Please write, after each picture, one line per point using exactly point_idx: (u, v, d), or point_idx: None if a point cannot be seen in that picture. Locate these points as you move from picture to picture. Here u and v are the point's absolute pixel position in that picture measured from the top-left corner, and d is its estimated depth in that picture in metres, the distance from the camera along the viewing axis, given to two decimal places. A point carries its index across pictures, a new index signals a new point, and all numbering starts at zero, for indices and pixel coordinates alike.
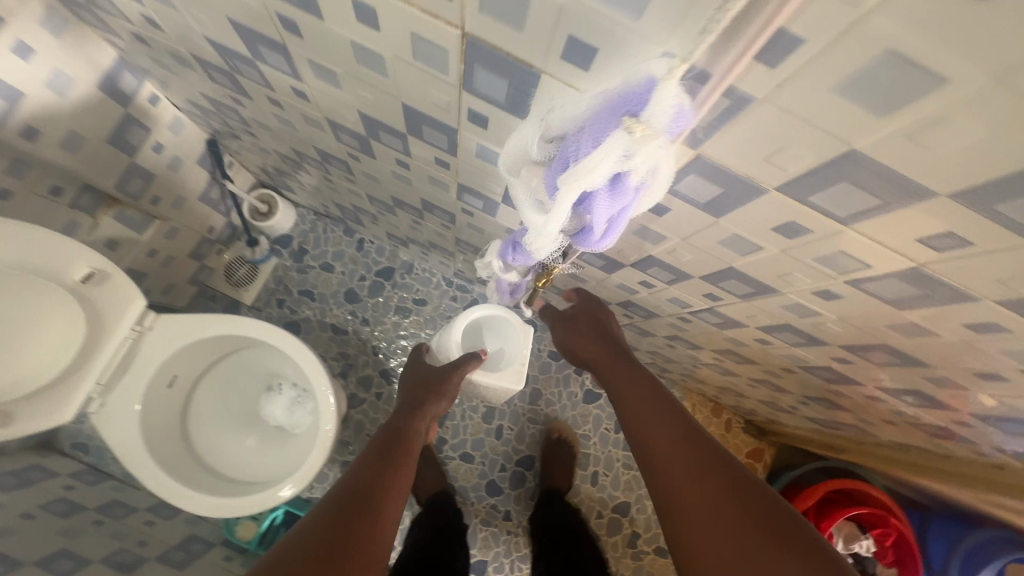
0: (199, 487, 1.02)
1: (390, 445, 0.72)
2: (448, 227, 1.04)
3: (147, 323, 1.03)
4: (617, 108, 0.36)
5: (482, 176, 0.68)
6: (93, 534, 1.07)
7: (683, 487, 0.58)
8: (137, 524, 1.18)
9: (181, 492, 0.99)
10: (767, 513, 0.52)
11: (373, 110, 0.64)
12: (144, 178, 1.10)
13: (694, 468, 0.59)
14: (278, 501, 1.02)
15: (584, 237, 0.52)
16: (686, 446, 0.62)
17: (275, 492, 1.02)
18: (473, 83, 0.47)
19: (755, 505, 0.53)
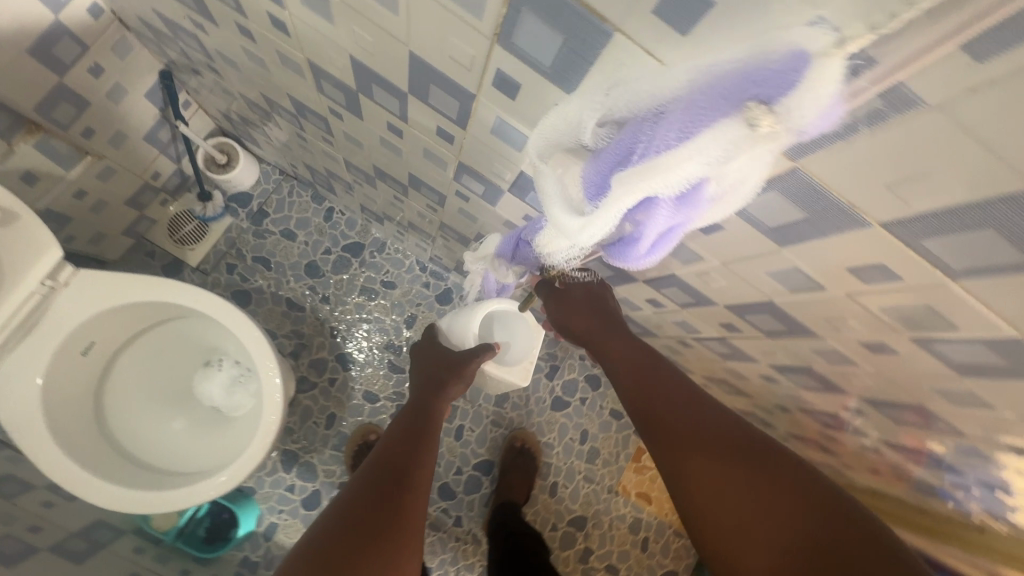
0: (116, 479, 0.88)
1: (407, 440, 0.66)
2: (434, 209, 0.92)
3: (62, 278, 0.87)
4: (734, 92, 0.27)
5: (492, 157, 0.57)
6: None
7: (711, 480, 0.53)
8: (31, 506, 0.97)
9: (93, 486, 0.85)
10: (813, 510, 0.47)
11: (369, 58, 0.52)
12: (77, 105, 0.93)
13: (723, 458, 0.54)
14: (213, 492, 0.89)
15: (624, 244, 0.43)
16: (715, 432, 0.56)
17: (209, 482, 0.90)
18: (512, 36, 0.36)
19: (792, 499, 0.49)
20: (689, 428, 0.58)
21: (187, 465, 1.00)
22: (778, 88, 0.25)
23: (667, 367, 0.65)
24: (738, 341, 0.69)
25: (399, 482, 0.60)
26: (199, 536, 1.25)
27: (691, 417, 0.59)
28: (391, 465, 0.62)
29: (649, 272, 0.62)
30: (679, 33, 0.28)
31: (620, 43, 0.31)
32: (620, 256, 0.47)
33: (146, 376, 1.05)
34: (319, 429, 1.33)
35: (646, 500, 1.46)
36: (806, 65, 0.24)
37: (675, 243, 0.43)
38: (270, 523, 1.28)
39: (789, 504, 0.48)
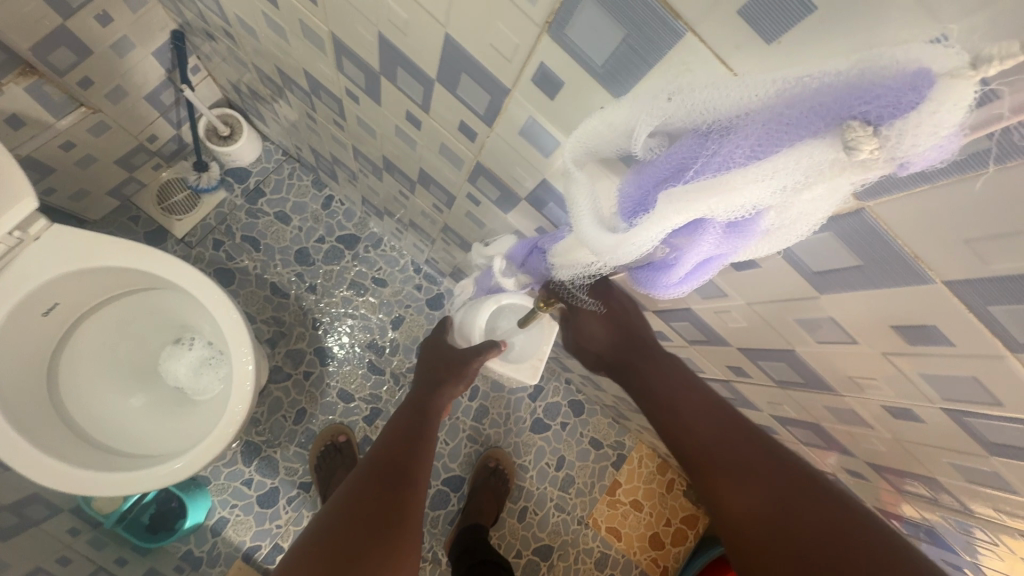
0: (69, 458, 0.82)
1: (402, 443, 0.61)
2: (440, 209, 0.89)
3: (33, 232, 0.81)
4: (833, 108, 0.23)
5: (515, 160, 0.53)
6: None
7: (730, 495, 0.46)
8: None
9: (42, 465, 0.78)
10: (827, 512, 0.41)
11: (399, 37, 0.48)
12: (77, 52, 0.88)
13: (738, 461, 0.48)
14: (170, 477, 0.83)
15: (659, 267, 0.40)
16: (721, 438, 0.49)
17: (167, 465, 0.84)
18: (565, 26, 0.32)
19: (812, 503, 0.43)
20: (698, 440, 0.50)
21: (138, 447, 0.93)
22: (890, 109, 0.22)
23: (673, 371, 0.56)
24: (743, 386, 0.66)
25: (390, 486, 0.55)
26: (143, 523, 1.17)
27: (698, 428, 0.51)
28: (387, 466, 0.57)
29: (663, 302, 0.59)
30: (766, 40, 0.24)
31: (691, 46, 0.27)
32: (644, 282, 0.43)
33: (110, 347, 0.99)
34: (287, 423, 1.27)
35: (615, 536, 1.41)
36: (931, 87, 0.20)
37: (706, 277, 0.39)
38: (220, 517, 1.20)
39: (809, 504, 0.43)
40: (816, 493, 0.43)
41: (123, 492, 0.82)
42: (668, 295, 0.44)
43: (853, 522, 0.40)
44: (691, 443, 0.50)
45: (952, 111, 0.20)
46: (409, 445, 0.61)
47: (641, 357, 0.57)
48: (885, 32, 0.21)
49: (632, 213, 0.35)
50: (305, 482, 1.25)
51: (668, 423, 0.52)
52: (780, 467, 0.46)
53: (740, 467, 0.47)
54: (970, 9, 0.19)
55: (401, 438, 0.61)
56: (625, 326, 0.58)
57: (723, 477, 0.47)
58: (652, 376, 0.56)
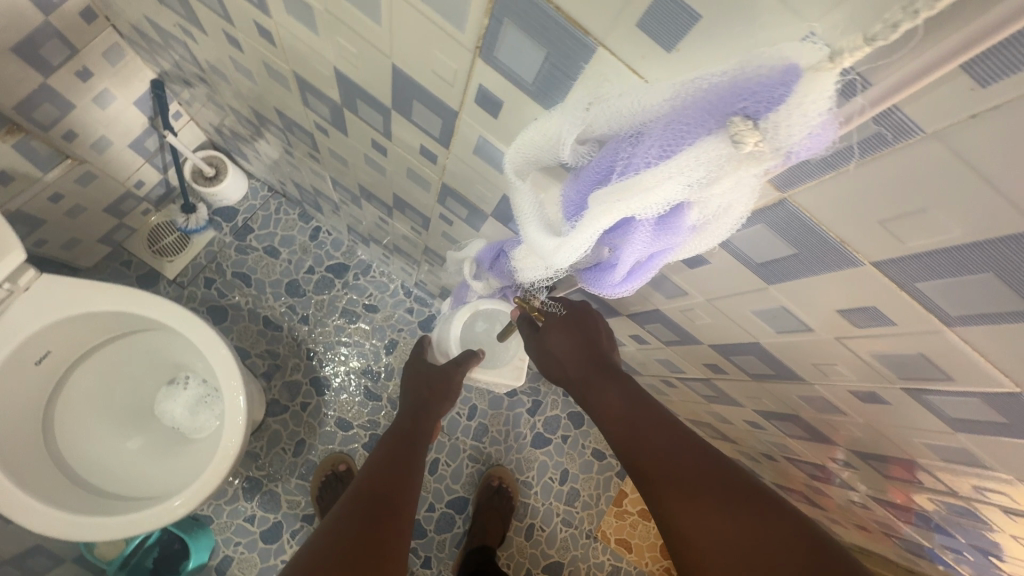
0: (69, 506, 0.82)
1: (389, 472, 0.61)
2: (419, 232, 0.91)
3: (23, 282, 0.83)
4: (718, 106, 0.25)
5: (475, 178, 0.55)
6: None
7: (689, 511, 0.47)
8: None
9: (44, 515, 0.79)
10: (780, 526, 0.43)
11: (354, 72, 0.50)
12: (60, 108, 0.91)
13: (692, 478, 0.48)
14: (168, 517, 0.83)
15: (608, 270, 0.41)
16: (676, 454, 0.50)
17: (165, 504, 0.84)
18: (493, 49, 0.34)
19: (765, 518, 0.44)
20: (655, 456, 0.50)
21: (136, 491, 0.93)
22: (766, 104, 0.24)
23: (631, 386, 0.55)
24: (724, 383, 0.66)
25: (376, 516, 0.55)
26: (146, 568, 1.17)
27: (655, 444, 0.51)
28: (373, 496, 0.57)
29: (629, 303, 0.60)
30: (666, 48, 0.26)
31: (602, 58, 0.29)
32: (594, 283, 0.45)
33: (104, 393, 1.00)
34: (287, 456, 1.27)
35: (625, 547, 1.39)
36: (799, 80, 0.22)
37: (650, 275, 0.41)
38: (224, 555, 1.20)
39: (761, 518, 0.44)
40: (773, 508, 0.45)
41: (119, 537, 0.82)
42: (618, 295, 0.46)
43: (809, 546, 0.42)
44: (648, 460, 0.51)
45: (818, 100, 0.22)
46: (393, 475, 0.61)
47: (604, 370, 0.57)
48: (760, 32, 0.23)
49: (573, 217, 0.37)
50: (308, 514, 1.24)
51: (631, 444, 0.52)
52: (735, 480, 0.47)
53: (694, 483, 0.48)
54: (829, 10, 0.21)
55: (384, 467, 0.62)
56: (590, 339, 0.59)
57: (679, 493, 0.48)
58: (614, 390, 0.56)
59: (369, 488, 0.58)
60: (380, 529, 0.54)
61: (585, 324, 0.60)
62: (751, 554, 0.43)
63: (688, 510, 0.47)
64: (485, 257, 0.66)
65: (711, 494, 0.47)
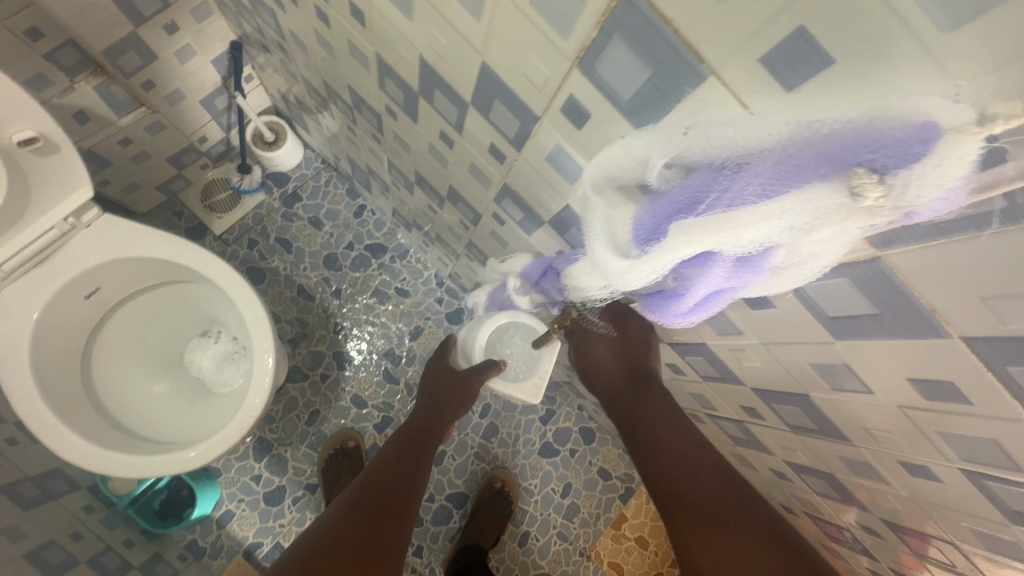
0: (96, 437, 0.85)
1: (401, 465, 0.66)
2: (466, 226, 0.91)
3: (85, 219, 0.86)
4: (841, 155, 0.26)
5: (541, 185, 0.55)
6: None
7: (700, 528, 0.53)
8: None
9: (73, 444, 0.81)
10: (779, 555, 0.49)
11: (441, 62, 0.50)
12: (144, 58, 0.94)
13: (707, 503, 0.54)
14: (184, 466, 0.85)
15: (672, 298, 0.43)
16: (693, 479, 0.56)
17: (183, 452, 0.86)
18: (595, 61, 0.34)
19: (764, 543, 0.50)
20: (673, 479, 0.56)
21: (157, 434, 0.96)
22: (897, 159, 0.24)
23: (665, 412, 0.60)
24: (757, 429, 0.64)
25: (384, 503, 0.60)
26: (153, 509, 1.20)
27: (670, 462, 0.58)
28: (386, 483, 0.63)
29: (668, 330, 0.59)
30: (787, 88, 0.25)
31: (713, 87, 0.28)
32: (657, 309, 0.47)
33: (140, 335, 1.04)
34: (299, 424, 1.29)
35: (617, 572, 1.37)
36: (938, 139, 0.23)
37: (716, 307, 0.42)
38: (227, 510, 1.23)
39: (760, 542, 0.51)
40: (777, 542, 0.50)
41: (138, 476, 0.84)
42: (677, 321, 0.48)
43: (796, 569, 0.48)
44: (666, 479, 0.57)
45: (957, 163, 0.23)
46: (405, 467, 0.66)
47: (643, 391, 0.62)
48: (900, 88, 0.22)
49: (647, 241, 0.38)
50: (312, 484, 1.27)
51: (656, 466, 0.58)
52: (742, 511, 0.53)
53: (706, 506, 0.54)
54: (985, 73, 0.20)
55: (398, 459, 0.67)
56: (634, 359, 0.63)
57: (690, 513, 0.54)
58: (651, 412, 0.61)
59: (380, 480, 0.63)
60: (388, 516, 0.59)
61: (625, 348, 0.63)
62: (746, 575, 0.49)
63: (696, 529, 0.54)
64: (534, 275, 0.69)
65: (720, 520, 0.53)
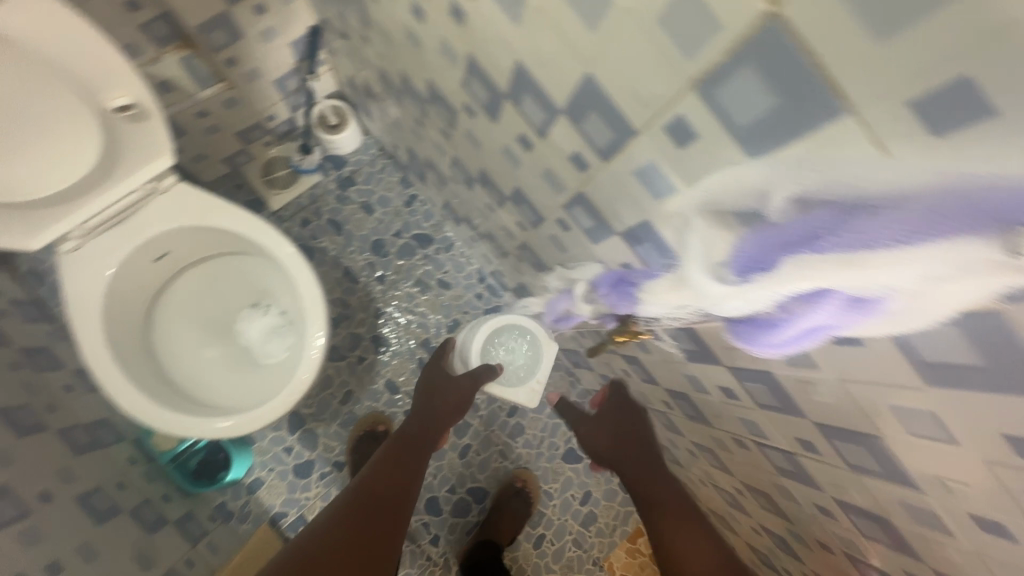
0: (148, 391, 0.88)
1: (390, 469, 0.91)
2: (523, 228, 0.92)
3: (164, 185, 0.90)
4: (997, 213, 0.25)
5: (621, 197, 0.55)
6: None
7: (682, 533, 0.87)
8: (49, 397, 1.06)
9: (129, 397, 0.85)
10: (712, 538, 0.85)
11: (538, 69, 0.51)
12: (229, 35, 0.98)
13: (687, 520, 0.88)
14: (212, 435, 0.87)
15: (783, 319, 0.44)
16: (677, 501, 0.91)
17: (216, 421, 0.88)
18: (717, 85, 0.35)
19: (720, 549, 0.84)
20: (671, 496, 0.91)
21: (203, 395, 1.00)
22: None
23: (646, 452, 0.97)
24: (810, 464, 0.63)
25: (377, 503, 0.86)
26: (190, 468, 1.23)
27: (659, 490, 0.93)
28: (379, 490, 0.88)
29: (729, 355, 0.59)
30: (935, 130, 0.25)
31: (849, 121, 0.29)
32: (758, 334, 0.49)
33: (199, 300, 1.09)
34: (333, 402, 1.33)
35: None
36: None
37: (827, 337, 0.42)
38: (257, 477, 1.28)
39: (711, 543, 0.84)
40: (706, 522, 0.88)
41: (174, 435, 0.86)
42: (776, 350, 0.49)
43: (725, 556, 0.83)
44: (666, 504, 0.91)
45: None
46: (397, 476, 0.90)
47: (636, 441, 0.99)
48: None
49: (765, 264, 0.40)
50: (339, 462, 1.30)
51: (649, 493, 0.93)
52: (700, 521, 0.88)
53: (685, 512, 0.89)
54: None
55: (391, 468, 0.91)
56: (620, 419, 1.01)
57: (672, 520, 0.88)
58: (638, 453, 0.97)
59: (374, 484, 0.88)
60: (386, 509, 0.86)
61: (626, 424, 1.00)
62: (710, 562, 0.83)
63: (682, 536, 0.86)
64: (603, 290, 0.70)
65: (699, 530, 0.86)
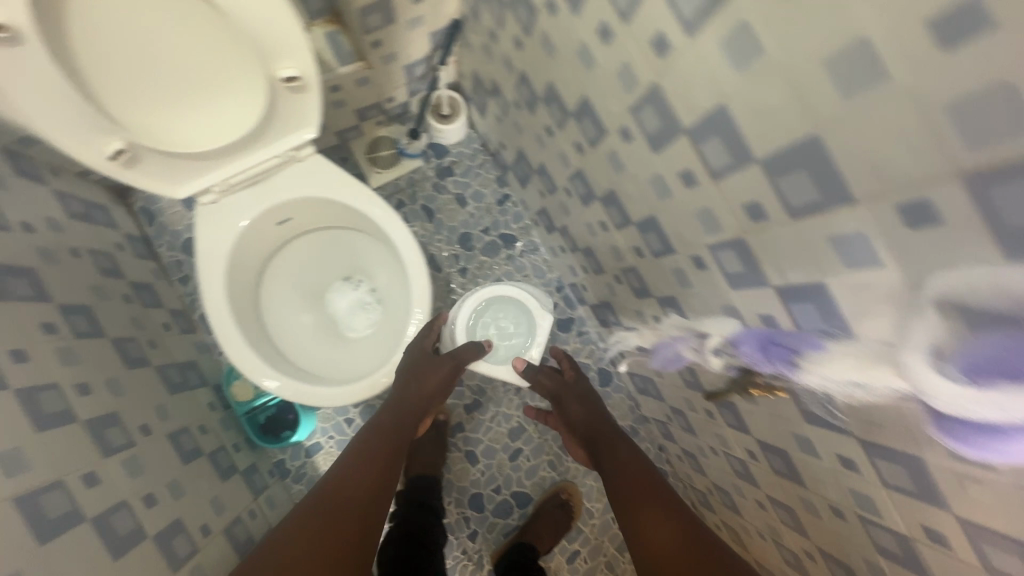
0: (253, 345, 0.94)
1: (379, 442, 0.86)
2: (638, 253, 0.92)
3: (302, 154, 0.93)
4: None
5: (797, 255, 0.55)
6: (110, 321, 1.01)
7: (656, 518, 0.76)
8: (151, 333, 1.12)
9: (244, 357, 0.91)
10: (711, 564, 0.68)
11: (749, 118, 0.51)
12: (382, 21, 1.00)
13: (664, 502, 0.79)
14: (293, 397, 0.93)
15: (998, 434, 0.40)
16: (638, 478, 0.84)
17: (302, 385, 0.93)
18: (996, 184, 0.33)
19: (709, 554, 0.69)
20: (637, 468, 0.87)
21: (293, 356, 1.05)
22: None
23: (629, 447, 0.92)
24: (926, 554, 0.61)
25: (360, 491, 0.77)
26: (258, 423, 1.27)
27: (629, 466, 0.87)
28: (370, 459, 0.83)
29: (857, 423, 0.59)
30: None
31: None
32: (957, 434, 0.44)
33: (304, 265, 1.13)
34: None
35: None
36: None
37: None
38: (316, 442, 1.32)
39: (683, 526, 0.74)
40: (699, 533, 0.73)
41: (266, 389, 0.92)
42: (1007, 460, 0.42)
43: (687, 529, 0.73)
44: (631, 474, 0.86)
45: None
46: (386, 447, 0.86)
47: (610, 428, 0.99)
48: None
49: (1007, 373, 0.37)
50: None
51: (630, 478, 0.85)
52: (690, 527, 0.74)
53: (664, 502, 0.79)
54: None
55: (384, 440, 0.87)
56: (593, 407, 1.04)
57: (642, 498, 0.80)
58: (624, 447, 0.92)
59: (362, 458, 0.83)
60: (362, 505, 0.75)
61: (588, 398, 1.07)
62: (675, 534, 0.73)
63: (653, 523, 0.75)
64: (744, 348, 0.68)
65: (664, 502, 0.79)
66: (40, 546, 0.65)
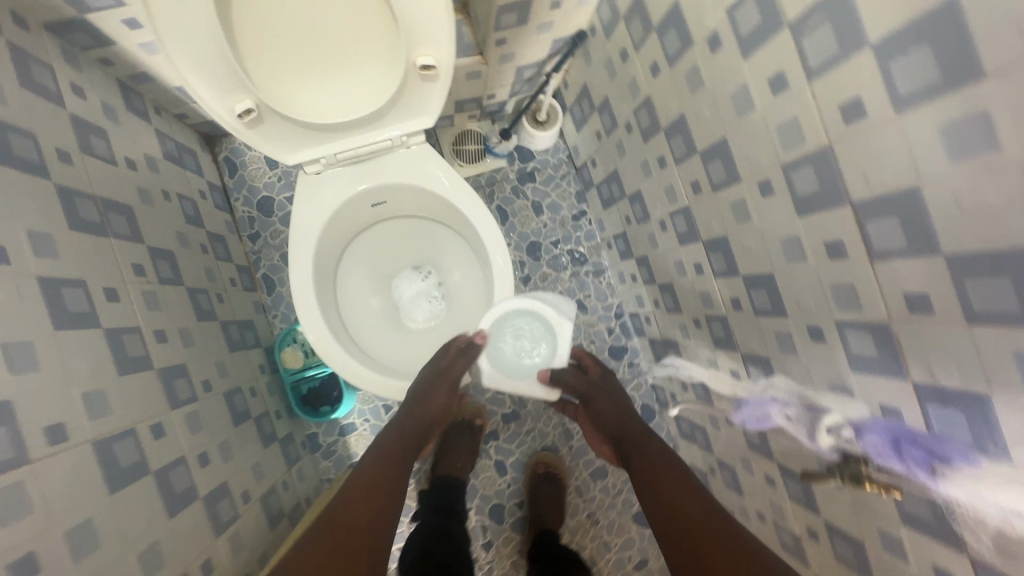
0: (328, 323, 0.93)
1: (384, 455, 0.85)
2: (735, 305, 0.88)
3: (411, 140, 0.91)
4: None
5: (960, 361, 0.51)
6: (188, 270, 1.00)
7: (694, 517, 0.71)
8: (219, 287, 1.11)
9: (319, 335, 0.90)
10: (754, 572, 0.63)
11: (949, 211, 0.47)
12: (514, 21, 0.98)
13: (699, 501, 0.73)
14: (358, 383, 0.92)
15: None
16: (670, 474, 0.78)
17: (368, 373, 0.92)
18: None
19: (750, 558, 0.64)
20: (667, 463, 0.81)
21: (357, 337, 1.04)
22: None
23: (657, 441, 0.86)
24: None
25: (364, 505, 0.76)
26: (301, 394, 1.26)
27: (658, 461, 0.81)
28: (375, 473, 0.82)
29: (980, 540, 0.55)
30: None
31: None
32: None
33: (380, 248, 1.11)
34: None
35: None
36: None
37: None
38: (352, 422, 1.30)
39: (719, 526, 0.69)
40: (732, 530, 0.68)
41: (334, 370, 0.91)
42: None
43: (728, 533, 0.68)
44: (661, 468, 0.80)
45: None
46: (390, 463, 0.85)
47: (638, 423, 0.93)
48: None
49: None
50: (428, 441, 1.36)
51: (657, 471, 0.80)
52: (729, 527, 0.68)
53: (700, 503, 0.73)
54: None
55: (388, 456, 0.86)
56: (624, 407, 0.98)
57: (678, 493, 0.75)
58: (652, 446, 0.85)
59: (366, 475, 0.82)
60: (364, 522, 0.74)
61: (618, 398, 0.99)
62: (714, 536, 0.68)
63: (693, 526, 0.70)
64: (869, 436, 0.64)
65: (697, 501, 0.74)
66: (110, 494, 0.64)
